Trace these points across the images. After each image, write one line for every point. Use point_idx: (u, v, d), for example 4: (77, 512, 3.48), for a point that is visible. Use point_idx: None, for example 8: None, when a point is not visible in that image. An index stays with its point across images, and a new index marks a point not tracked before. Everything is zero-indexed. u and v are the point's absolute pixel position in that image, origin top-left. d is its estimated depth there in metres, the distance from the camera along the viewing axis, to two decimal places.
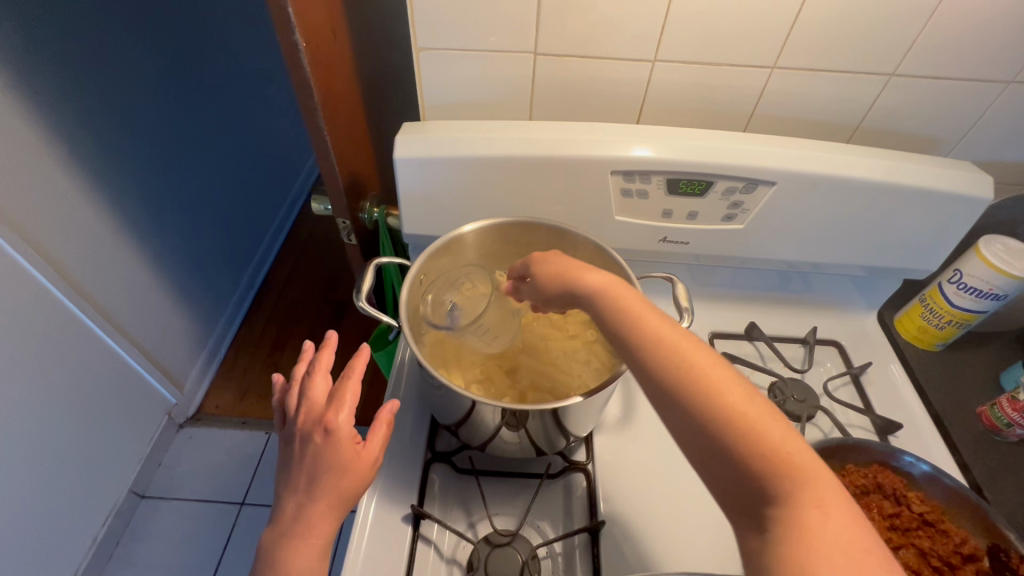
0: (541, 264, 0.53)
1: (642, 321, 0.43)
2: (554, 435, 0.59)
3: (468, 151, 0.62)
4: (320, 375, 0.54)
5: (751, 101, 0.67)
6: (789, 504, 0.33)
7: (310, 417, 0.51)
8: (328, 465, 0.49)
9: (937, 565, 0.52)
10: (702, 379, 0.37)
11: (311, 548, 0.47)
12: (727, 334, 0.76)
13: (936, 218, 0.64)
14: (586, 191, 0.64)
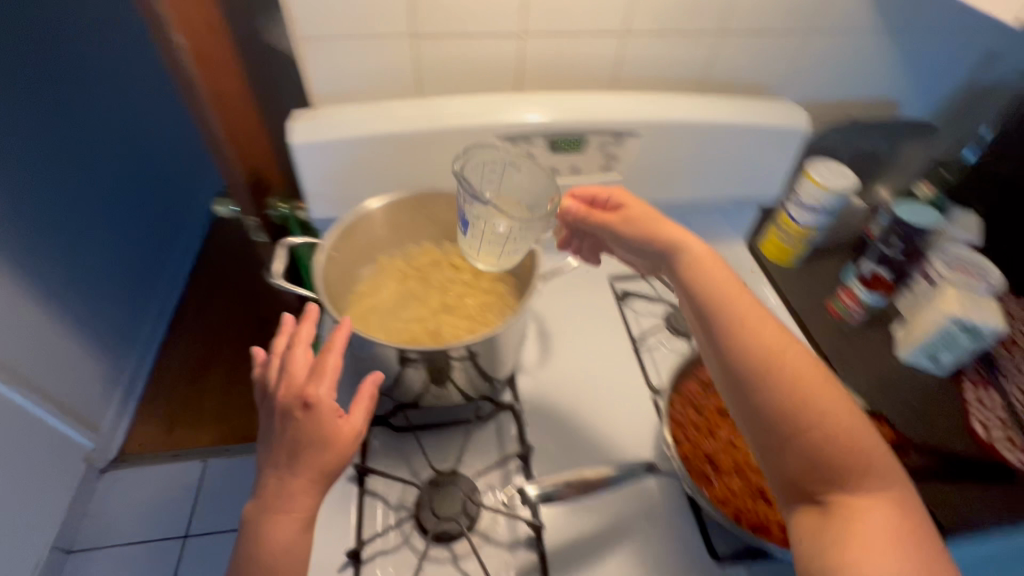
0: (634, 212, 0.63)
1: (756, 329, 0.50)
2: (480, 380, 0.64)
3: (365, 131, 0.66)
4: (300, 349, 0.53)
5: (610, 64, 0.76)
6: (849, 492, 0.45)
7: (289, 393, 0.51)
8: (312, 441, 0.49)
9: None
10: (804, 378, 0.47)
11: (293, 519, 0.49)
12: (624, 275, 0.84)
13: (771, 148, 0.77)
14: (477, 156, 0.71)
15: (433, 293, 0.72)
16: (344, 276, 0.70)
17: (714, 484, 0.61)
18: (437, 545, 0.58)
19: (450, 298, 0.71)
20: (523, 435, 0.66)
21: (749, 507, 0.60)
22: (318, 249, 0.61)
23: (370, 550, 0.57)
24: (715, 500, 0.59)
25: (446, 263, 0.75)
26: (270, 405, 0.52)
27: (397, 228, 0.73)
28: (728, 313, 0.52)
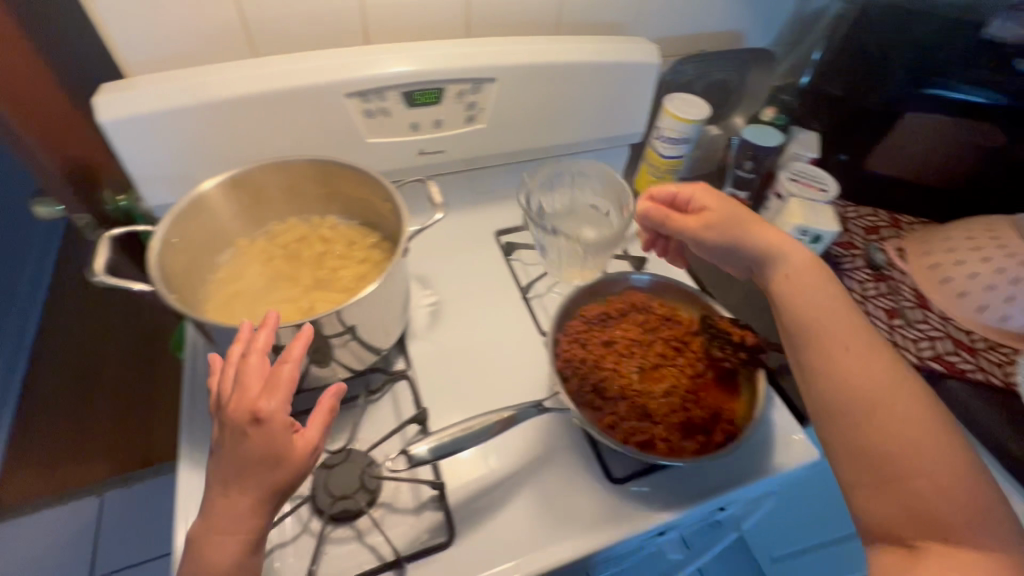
0: (720, 216, 0.60)
1: (838, 359, 0.48)
2: (365, 354, 0.62)
3: (190, 99, 0.60)
4: (253, 357, 0.45)
5: (459, 9, 0.72)
6: (954, 550, 0.40)
7: (238, 408, 0.42)
8: (264, 464, 0.41)
9: (676, 343, 0.65)
10: (903, 429, 0.44)
11: (235, 548, 0.42)
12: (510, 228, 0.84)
13: (626, 84, 0.78)
14: (327, 118, 0.66)
15: (300, 269, 0.67)
16: (184, 269, 0.62)
17: (596, 413, 0.59)
18: (338, 526, 0.56)
19: (322, 271, 0.67)
20: (418, 400, 0.65)
21: (631, 428, 0.58)
22: (150, 241, 0.56)
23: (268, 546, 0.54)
24: (597, 428, 0.58)
25: (309, 236, 0.70)
26: (218, 421, 0.44)
27: (242, 206, 0.67)
28: (804, 312, 0.51)
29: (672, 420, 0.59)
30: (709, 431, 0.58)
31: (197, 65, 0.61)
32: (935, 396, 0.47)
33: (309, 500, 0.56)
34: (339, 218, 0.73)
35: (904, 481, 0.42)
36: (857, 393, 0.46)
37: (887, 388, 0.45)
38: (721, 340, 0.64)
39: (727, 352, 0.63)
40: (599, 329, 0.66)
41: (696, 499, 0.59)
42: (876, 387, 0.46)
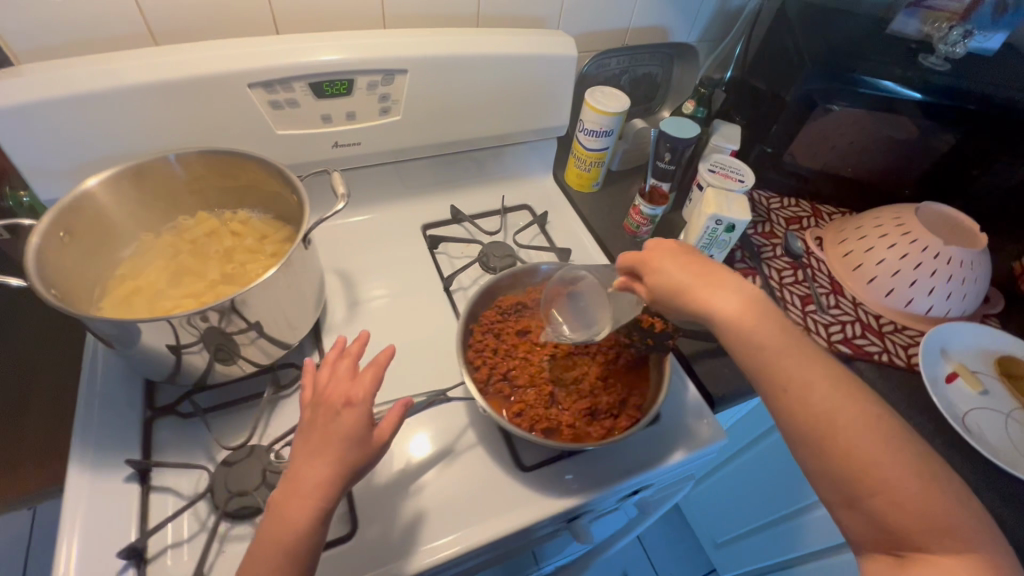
0: (660, 281, 0.53)
1: (757, 338, 0.47)
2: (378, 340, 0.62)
3: (147, 77, 0.54)
4: (346, 360, 0.49)
5: None
6: (924, 554, 0.39)
7: (333, 394, 0.46)
8: (347, 443, 0.44)
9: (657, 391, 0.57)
10: (855, 443, 0.42)
11: (310, 514, 0.42)
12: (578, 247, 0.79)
13: None
14: (421, 90, 0.66)
15: (213, 250, 0.61)
16: (83, 264, 0.55)
17: (504, 400, 0.56)
18: (239, 523, 0.50)
19: (230, 266, 0.60)
20: (399, 386, 0.61)
21: (558, 418, 0.55)
22: (39, 226, 0.47)
23: (155, 478, 0.51)
24: (501, 414, 0.54)
25: (236, 222, 0.64)
26: (310, 408, 0.47)
27: (142, 190, 0.58)
28: (797, 380, 0.45)
29: (607, 412, 0.56)
30: (625, 415, 0.56)
31: (325, 21, 0.66)
32: (904, 429, 0.43)
33: (223, 447, 0.53)
34: (257, 211, 0.66)
35: (905, 533, 0.40)
36: (870, 471, 0.41)
37: (892, 461, 0.41)
38: (633, 330, 0.60)
39: (634, 337, 0.60)
40: (517, 323, 0.62)
41: (612, 485, 0.55)
42: (884, 456, 0.41)
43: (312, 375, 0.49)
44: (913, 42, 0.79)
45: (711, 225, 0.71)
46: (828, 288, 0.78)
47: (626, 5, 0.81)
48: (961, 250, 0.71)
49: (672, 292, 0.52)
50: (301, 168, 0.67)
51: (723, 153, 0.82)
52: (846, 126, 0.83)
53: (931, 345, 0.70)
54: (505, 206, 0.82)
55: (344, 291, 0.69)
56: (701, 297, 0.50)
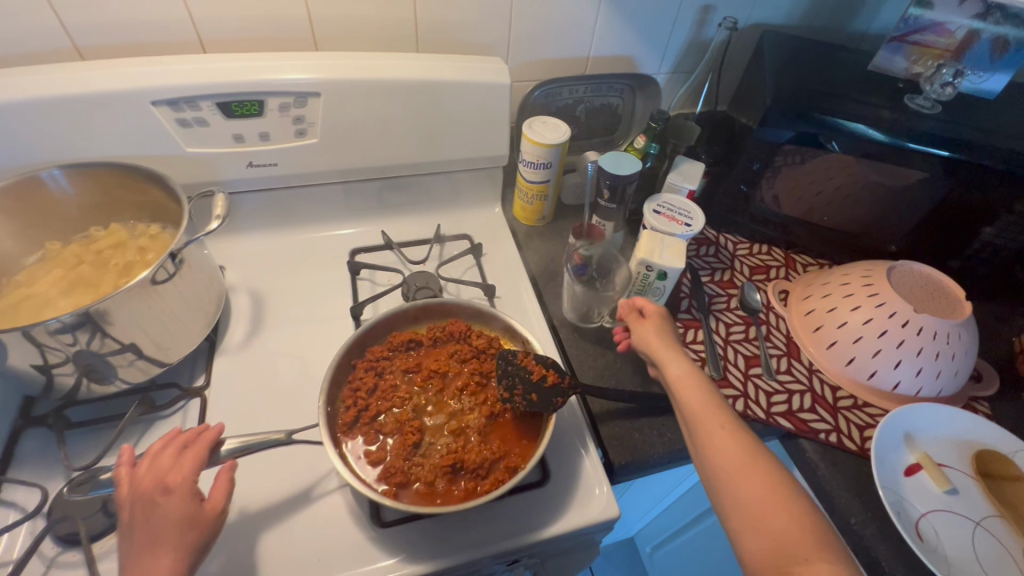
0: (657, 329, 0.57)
1: (693, 398, 0.50)
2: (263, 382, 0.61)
3: (47, 91, 0.54)
4: (166, 448, 0.45)
5: None
6: None
7: (148, 484, 0.42)
8: (177, 530, 0.41)
9: (509, 462, 0.51)
10: (744, 463, 0.44)
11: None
12: (505, 283, 0.74)
13: None
14: (343, 114, 0.65)
15: (113, 262, 0.61)
16: None
17: (363, 448, 0.52)
18: (70, 548, 0.48)
19: (121, 279, 0.59)
20: (276, 417, 0.58)
21: (415, 475, 0.50)
22: None
23: (3, 491, 0.51)
24: (353, 462, 0.50)
25: (146, 236, 0.64)
26: (125, 508, 0.42)
27: (45, 202, 0.60)
28: (699, 411, 0.49)
29: (472, 471, 0.50)
30: (491, 478, 0.50)
31: (252, 44, 0.66)
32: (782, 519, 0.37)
33: (74, 467, 0.52)
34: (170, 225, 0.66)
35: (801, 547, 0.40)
36: (727, 474, 0.45)
37: (743, 462, 0.45)
38: (521, 383, 0.54)
39: (518, 391, 0.54)
40: (406, 360, 0.59)
41: (476, 552, 0.50)
42: (732, 463, 0.45)
43: (125, 470, 0.44)
44: (901, 82, 0.71)
45: (642, 271, 0.65)
46: (782, 351, 0.69)
47: (583, 34, 0.77)
48: (935, 320, 0.61)
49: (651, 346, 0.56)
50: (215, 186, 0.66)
51: (679, 192, 0.76)
52: (835, 171, 0.74)
53: (894, 428, 0.60)
54: (441, 235, 0.79)
55: (251, 312, 0.68)
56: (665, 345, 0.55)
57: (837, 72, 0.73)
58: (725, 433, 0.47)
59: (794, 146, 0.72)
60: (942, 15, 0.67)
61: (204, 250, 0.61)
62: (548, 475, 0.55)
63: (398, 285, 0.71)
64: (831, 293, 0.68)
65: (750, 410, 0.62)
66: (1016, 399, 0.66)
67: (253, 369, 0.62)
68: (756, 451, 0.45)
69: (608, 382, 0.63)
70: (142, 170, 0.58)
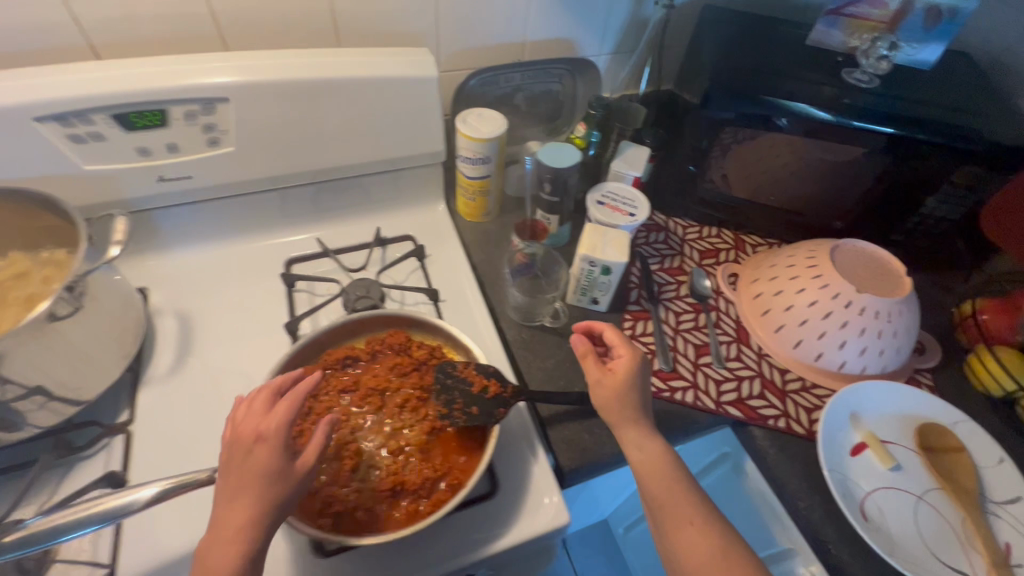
0: (623, 383, 0.52)
1: (659, 485, 0.48)
2: (194, 412, 0.57)
3: None
4: (265, 392, 0.44)
5: None
6: None
7: (246, 427, 0.42)
8: (263, 481, 0.40)
9: (452, 480, 0.49)
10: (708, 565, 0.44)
11: (235, 562, 0.38)
12: (450, 285, 0.71)
13: None
14: (259, 120, 0.61)
15: (13, 296, 0.55)
16: None
17: None
18: None
19: (23, 313, 0.54)
20: (208, 447, 0.55)
21: (354, 502, 0.48)
22: None
23: None
24: None
25: (51, 263, 0.58)
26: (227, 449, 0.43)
27: None
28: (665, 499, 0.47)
29: (413, 493, 0.48)
30: (434, 499, 0.48)
31: (152, 43, 0.60)
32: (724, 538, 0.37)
33: None
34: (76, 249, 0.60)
35: None
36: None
37: (712, 565, 0.44)
38: (461, 397, 0.52)
39: (458, 406, 0.52)
40: (342, 379, 0.56)
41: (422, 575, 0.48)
42: (702, 568, 0.44)
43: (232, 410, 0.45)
44: (839, 56, 0.69)
45: (586, 267, 0.63)
46: (732, 336, 0.68)
47: (517, 17, 0.74)
48: (876, 299, 0.61)
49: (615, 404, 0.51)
50: (126, 204, 0.61)
51: (624, 180, 0.74)
52: (781, 149, 0.73)
53: (840, 410, 0.60)
54: (382, 238, 0.75)
55: (178, 336, 0.63)
56: (628, 408, 0.51)
57: (777, 48, 0.71)
58: (694, 527, 0.46)
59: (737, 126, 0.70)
60: None
61: (114, 277, 0.56)
62: (497, 485, 0.54)
63: (336, 296, 0.68)
64: (777, 277, 0.68)
65: (700, 400, 0.62)
66: (956, 368, 0.67)
67: (183, 399, 0.58)
68: (726, 551, 0.45)
69: (556, 384, 0.62)
70: (32, 193, 0.53)
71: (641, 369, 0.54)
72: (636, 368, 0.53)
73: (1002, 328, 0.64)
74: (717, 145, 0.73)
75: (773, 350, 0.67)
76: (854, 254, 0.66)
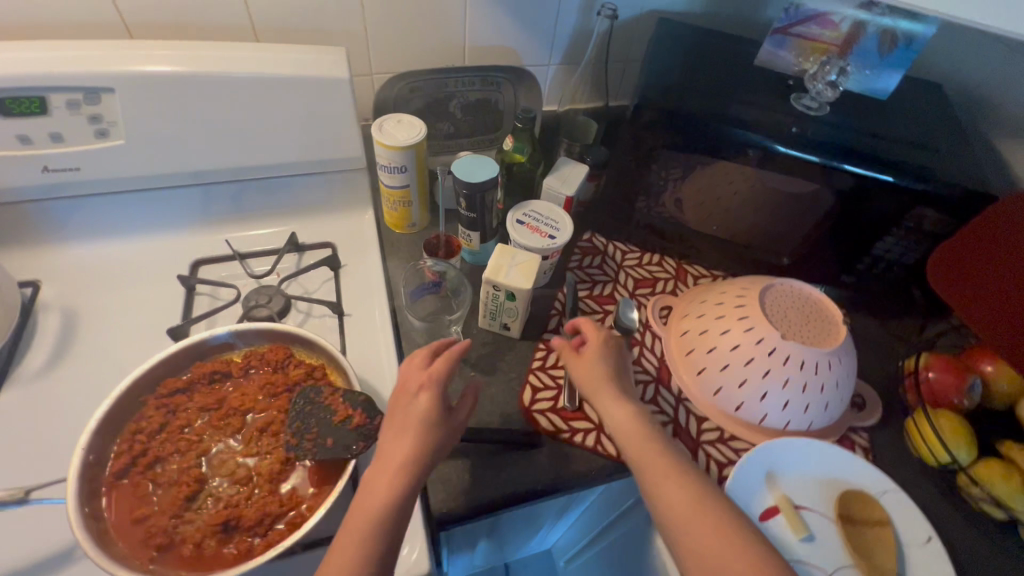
0: (591, 360, 0.53)
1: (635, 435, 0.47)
2: (51, 420, 0.54)
3: None
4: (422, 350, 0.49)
5: None
6: None
7: (410, 377, 0.47)
8: (428, 425, 0.44)
9: (293, 519, 0.45)
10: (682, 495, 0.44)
11: (388, 494, 0.41)
12: (356, 296, 0.67)
13: None
14: (151, 112, 0.58)
15: None
16: None
17: (129, 501, 0.45)
18: None
19: None
20: (54, 461, 0.51)
21: (182, 533, 0.44)
22: None
23: None
24: (116, 519, 0.44)
25: None
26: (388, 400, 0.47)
27: None
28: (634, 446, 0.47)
29: (247, 528, 0.45)
30: (269, 538, 0.44)
31: (49, 30, 0.58)
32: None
33: None
34: None
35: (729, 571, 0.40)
36: (675, 522, 0.43)
37: (690, 507, 0.43)
38: (318, 426, 0.49)
39: (312, 436, 0.48)
40: (206, 395, 0.52)
41: None
42: (681, 513, 0.43)
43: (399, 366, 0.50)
44: (789, 79, 0.65)
45: (490, 291, 0.59)
46: (652, 376, 0.63)
47: (451, 21, 0.70)
48: (801, 347, 0.55)
49: (588, 384, 0.52)
50: (10, 192, 0.59)
51: (557, 199, 0.68)
52: (733, 176, 0.65)
53: (752, 468, 0.55)
54: (298, 244, 0.71)
55: (59, 335, 0.60)
56: (592, 380, 0.52)
57: (724, 68, 0.66)
58: (665, 465, 0.45)
59: (670, 151, 0.64)
60: (824, 6, 0.62)
61: None
62: None
63: (233, 301, 0.63)
64: (705, 315, 0.63)
65: (602, 445, 0.57)
66: (896, 427, 0.61)
67: (48, 403, 0.55)
68: (700, 495, 0.44)
69: None
70: None
71: (615, 347, 0.55)
72: (605, 343, 0.54)
73: (947, 389, 0.59)
74: (656, 169, 0.67)
75: (693, 394, 0.61)
76: (787, 294, 0.61)
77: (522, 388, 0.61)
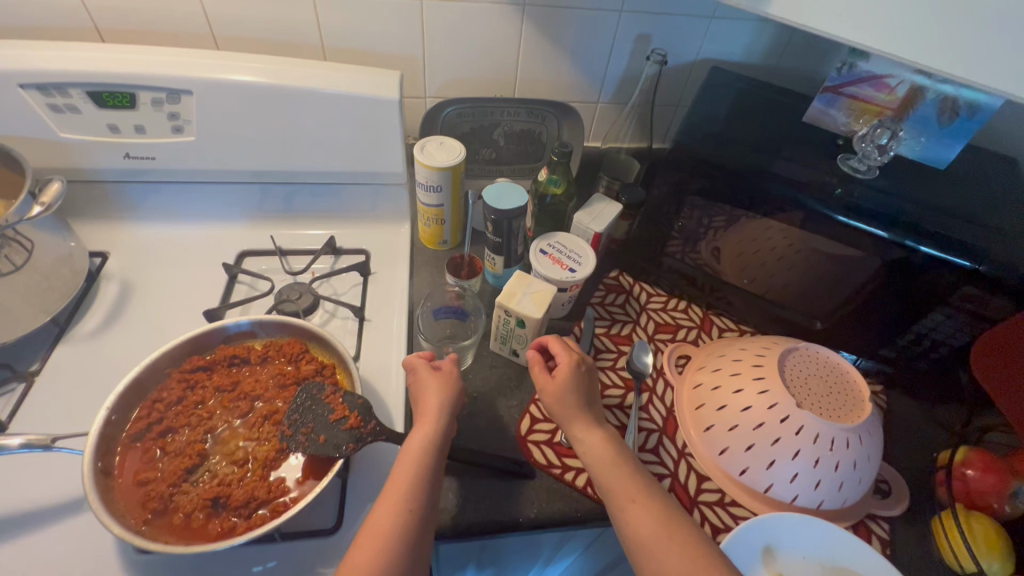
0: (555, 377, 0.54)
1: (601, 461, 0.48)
2: (91, 377, 0.59)
3: None
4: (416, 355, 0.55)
5: None
6: None
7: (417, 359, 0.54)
8: (442, 393, 0.51)
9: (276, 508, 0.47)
10: (642, 519, 0.44)
11: (418, 443, 0.46)
12: (380, 303, 0.69)
13: None
14: (219, 114, 0.64)
15: None
16: None
17: (137, 464, 0.49)
18: None
19: None
20: (86, 415, 0.56)
21: (176, 502, 0.47)
22: None
23: None
24: (124, 479, 0.48)
25: None
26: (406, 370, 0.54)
27: None
28: (601, 472, 0.48)
29: (233, 508, 0.47)
30: (249, 522, 0.46)
31: (149, 36, 0.66)
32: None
33: None
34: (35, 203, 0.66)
35: None
36: (642, 549, 0.43)
37: (659, 534, 0.43)
38: (316, 421, 0.51)
39: (309, 429, 0.51)
40: (225, 377, 0.56)
41: None
42: (649, 535, 0.43)
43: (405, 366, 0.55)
44: (840, 138, 0.64)
45: (503, 316, 0.60)
46: (657, 425, 0.61)
47: (505, 55, 0.74)
48: (818, 420, 0.52)
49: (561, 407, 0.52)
50: (93, 173, 0.67)
51: (586, 233, 0.69)
52: (773, 233, 0.63)
53: (748, 539, 0.51)
54: (334, 247, 0.75)
55: (114, 302, 0.66)
56: (558, 397, 0.53)
57: (770, 120, 0.65)
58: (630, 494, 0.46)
59: (701, 199, 0.63)
60: (881, 69, 0.62)
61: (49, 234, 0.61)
62: (340, 523, 0.49)
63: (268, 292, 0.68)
64: (721, 371, 0.60)
65: (591, 487, 0.55)
66: (922, 524, 0.55)
67: (91, 362, 0.60)
68: (666, 520, 0.44)
69: None
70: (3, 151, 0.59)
71: (587, 372, 0.55)
72: (573, 370, 0.54)
73: (986, 491, 0.54)
74: (688, 215, 0.66)
75: (699, 451, 0.59)
76: (801, 359, 0.58)
77: (521, 418, 0.60)
